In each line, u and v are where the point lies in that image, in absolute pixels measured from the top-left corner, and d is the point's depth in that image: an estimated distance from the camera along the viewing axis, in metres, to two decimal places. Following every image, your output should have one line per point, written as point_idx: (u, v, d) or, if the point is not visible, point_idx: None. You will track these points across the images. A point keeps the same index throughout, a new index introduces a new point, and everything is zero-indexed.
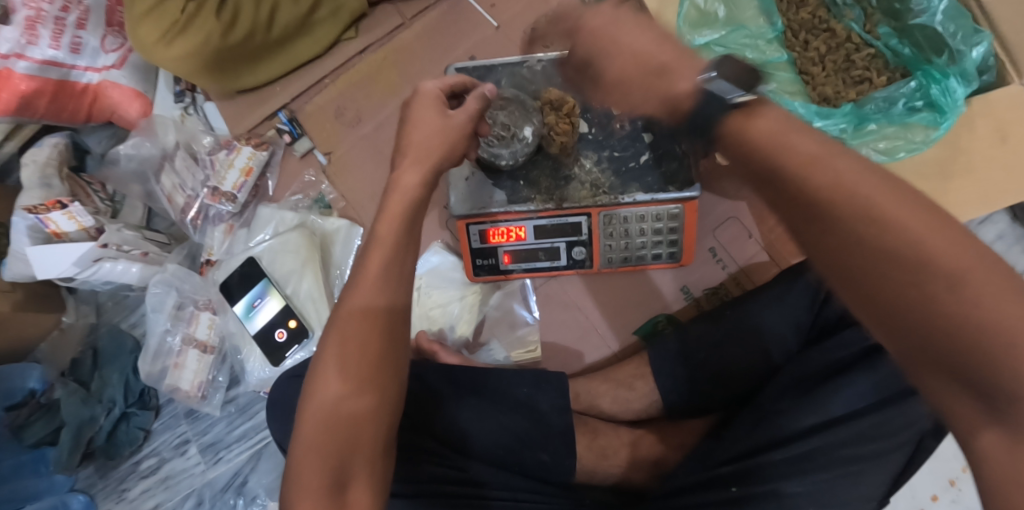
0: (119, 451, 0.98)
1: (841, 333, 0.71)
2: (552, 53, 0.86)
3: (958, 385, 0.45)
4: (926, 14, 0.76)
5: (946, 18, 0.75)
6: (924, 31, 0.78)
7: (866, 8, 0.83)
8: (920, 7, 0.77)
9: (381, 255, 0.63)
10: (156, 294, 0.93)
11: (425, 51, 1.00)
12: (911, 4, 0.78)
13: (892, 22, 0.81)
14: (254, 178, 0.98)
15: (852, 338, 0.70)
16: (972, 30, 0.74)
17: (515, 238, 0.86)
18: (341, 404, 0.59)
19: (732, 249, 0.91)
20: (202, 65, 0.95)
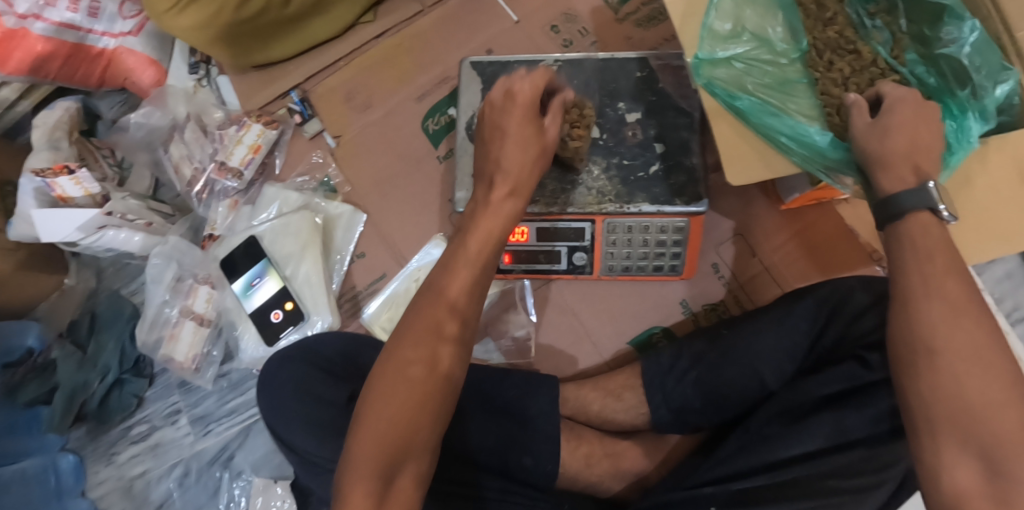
0: (111, 416, 0.99)
1: (840, 366, 0.70)
2: (569, 55, 0.88)
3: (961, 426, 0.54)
4: (957, 44, 0.74)
5: (975, 50, 0.72)
6: (949, 62, 0.75)
7: (896, 32, 0.80)
8: (949, 36, 0.74)
9: (466, 271, 0.62)
10: (156, 265, 0.94)
11: (442, 40, 1.00)
12: (941, 32, 0.75)
13: (920, 48, 0.78)
14: (262, 156, 0.97)
15: (847, 373, 0.69)
16: (999, 66, 0.71)
17: (516, 238, 0.86)
18: (389, 390, 0.58)
19: (734, 266, 0.90)
20: (215, 36, 0.94)
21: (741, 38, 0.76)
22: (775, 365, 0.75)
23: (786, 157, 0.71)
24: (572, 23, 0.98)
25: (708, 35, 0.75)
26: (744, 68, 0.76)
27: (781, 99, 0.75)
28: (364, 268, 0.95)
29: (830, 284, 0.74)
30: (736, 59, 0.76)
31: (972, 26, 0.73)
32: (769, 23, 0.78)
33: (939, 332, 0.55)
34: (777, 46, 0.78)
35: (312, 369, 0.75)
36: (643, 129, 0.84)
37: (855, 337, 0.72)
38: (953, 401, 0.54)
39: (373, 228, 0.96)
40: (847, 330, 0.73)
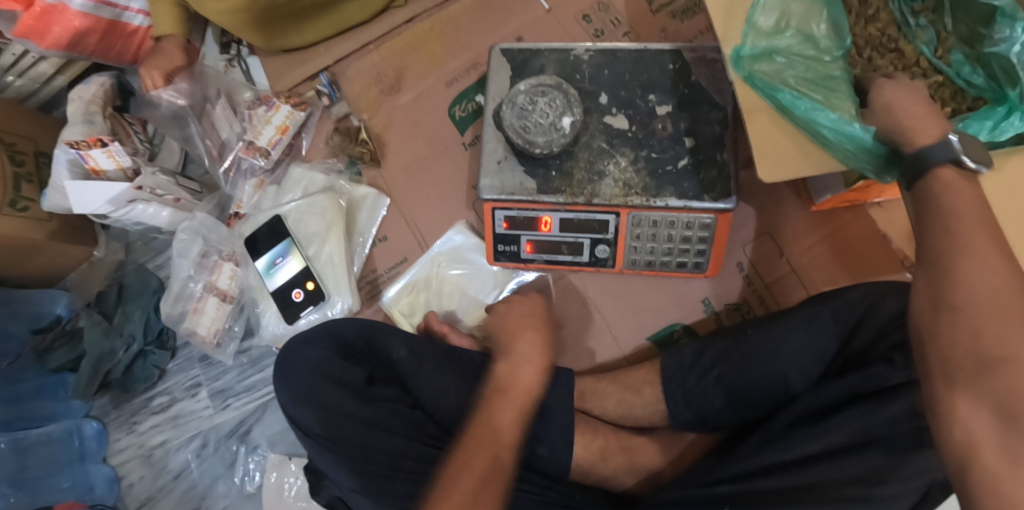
0: (134, 386, 1.01)
1: (869, 369, 0.68)
2: (601, 44, 0.85)
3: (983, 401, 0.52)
4: (1008, 42, 0.72)
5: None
6: (999, 61, 0.74)
7: (941, 31, 0.79)
8: (1000, 34, 0.72)
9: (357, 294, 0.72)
10: (182, 240, 0.95)
11: (473, 26, 1.00)
12: (993, 30, 0.73)
13: (967, 48, 0.77)
14: (290, 137, 0.99)
15: (874, 374, 0.67)
16: None
17: (540, 227, 0.85)
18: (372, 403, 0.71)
19: (760, 266, 0.88)
20: (249, 21, 0.95)
21: (784, 33, 0.74)
22: (801, 367, 0.72)
23: (827, 151, 0.70)
24: (606, 12, 0.97)
25: (751, 31, 0.73)
26: (786, 64, 0.73)
27: (824, 96, 0.72)
28: (387, 252, 0.95)
29: (858, 288, 0.72)
30: (779, 53, 0.73)
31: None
32: (813, 19, 0.75)
33: (962, 288, 0.55)
34: (819, 43, 0.75)
35: (327, 351, 0.75)
36: (675, 122, 0.83)
37: (885, 342, 0.69)
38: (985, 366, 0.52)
39: (396, 212, 0.96)
40: (878, 335, 0.70)
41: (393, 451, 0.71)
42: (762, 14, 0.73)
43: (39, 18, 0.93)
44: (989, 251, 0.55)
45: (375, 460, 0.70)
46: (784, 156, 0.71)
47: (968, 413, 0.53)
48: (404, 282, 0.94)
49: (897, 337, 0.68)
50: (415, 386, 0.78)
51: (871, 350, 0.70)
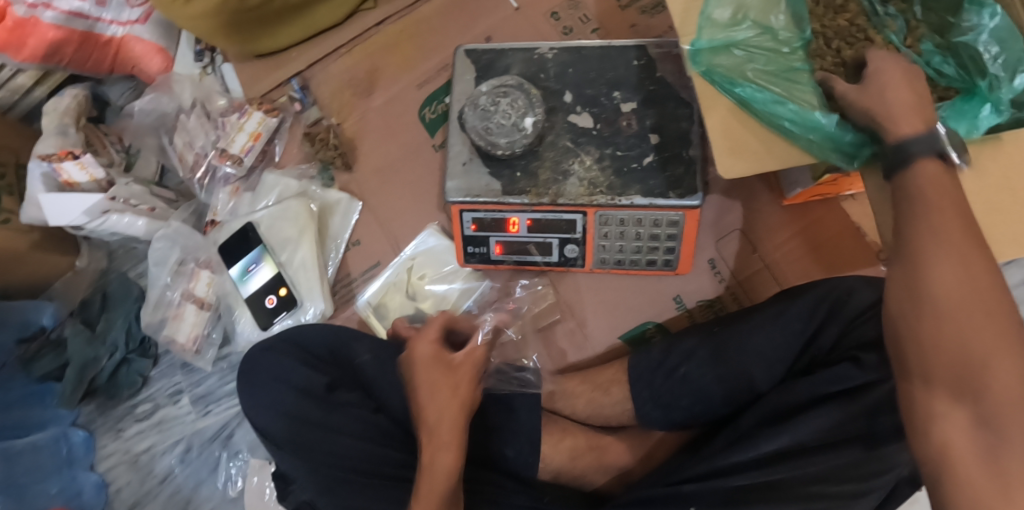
0: (118, 393, 1.02)
1: (836, 366, 0.66)
2: (564, 41, 0.84)
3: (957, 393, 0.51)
4: (975, 32, 0.71)
5: (991, 39, 0.71)
6: (969, 52, 0.71)
7: (910, 20, 0.76)
8: (968, 22, 0.72)
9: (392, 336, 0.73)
10: (159, 248, 0.96)
11: (444, 26, 0.99)
12: (962, 17, 0.72)
13: (937, 37, 0.74)
14: (262, 143, 0.99)
15: (841, 374, 0.65)
16: (1017, 57, 0.69)
17: (506, 228, 0.85)
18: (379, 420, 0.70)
19: (733, 262, 0.88)
20: (220, 25, 0.95)
21: (741, 26, 0.73)
22: (767, 364, 0.71)
23: (792, 144, 0.69)
24: (575, 9, 0.96)
25: (706, 25, 0.72)
26: (744, 56, 0.72)
27: (784, 88, 0.71)
28: (360, 257, 0.96)
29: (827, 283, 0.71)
30: (737, 47, 0.73)
31: (992, 13, 0.71)
32: (773, 12, 0.74)
33: (939, 296, 0.52)
34: (780, 34, 0.73)
35: (294, 360, 0.76)
36: (640, 119, 0.82)
37: (854, 340, 0.68)
38: (966, 358, 0.50)
39: (369, 216, 0.96)
40: (845, 331, 0.69)
41: (368, 459, 0.73)
42: (718, 8, 0.72)
43: (13, 30, 0.95)
44: (968, 255, 0.52)
45: (346, 466, 0.72)
46: (745, 147, 0.71)
47: (945, 425, 0.51)
48: (377, 286, 0.94)
49: (868, 335, 0.67)
50: (378, 391, 0.78)
51: (840, 349, 0.69)
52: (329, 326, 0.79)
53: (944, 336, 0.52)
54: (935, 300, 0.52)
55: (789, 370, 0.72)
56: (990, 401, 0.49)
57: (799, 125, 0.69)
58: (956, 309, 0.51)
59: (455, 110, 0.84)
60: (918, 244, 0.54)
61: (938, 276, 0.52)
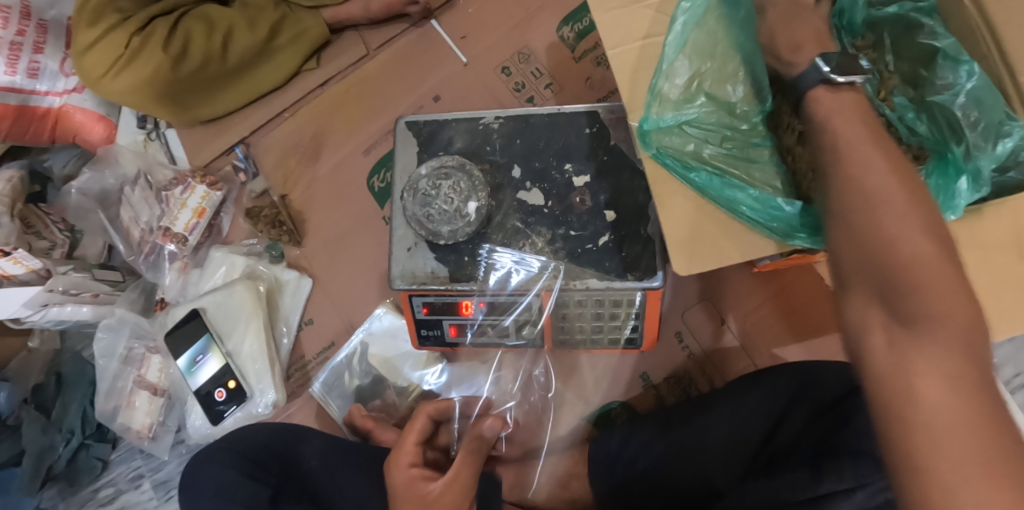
0: (78, 479, 0.99)
1: (787, 474, 0.62)
2: (509, 109, 0.78)
3: (886, 312, 0.46)
4: (951, 91, 0.65)
5: (968, 101, 0.63)
6: (943, 110, 0.66)
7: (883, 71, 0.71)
8: (943, 81, 0.65)
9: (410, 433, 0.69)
10: (103, 339, 0.92)
11: (390, 85, 0.94)
12: (937, 75, 0.66)
13: (909, 90, 0.69)
14: (207, 219, 0.94)
15: (802, 485, 0.60)
16: (999, 119, 0.61)
17: (458, 312, 0.79)
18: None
19: (700, 334, 0.82)
20: (154, 96, 0.91)
21: (693, 101, 0.61)
22: (726, 464, 0.68)
23: (754, 235, 0.57)
24: (525, 63, 0.91)
25: (654, 101, 0.60)
26: (698, 136, 0.61)
27: (743, 170, 0.61)
28: (314, 336, 0.91)
29: (784, 372, 0.67)
30: (690, 125, 0.61)
31: (970, 71, 0.63)
32: (730, 74, 0.62)
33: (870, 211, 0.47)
34: (736, 108, 0.62)
35: (236, 471, 0.67)
36: (593, 193, 0.75)
37: (811, 441, 0.64)
38: (897, 281, 0.45)
39: (321, 293, 0.92)
40: (804, 430, 0.65)
41: None
42: (667, 78, 0.61)
43: None
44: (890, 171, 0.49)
45: None
46: (722, 247, 0.58)
47: None
48: (330, 369, 0.89)
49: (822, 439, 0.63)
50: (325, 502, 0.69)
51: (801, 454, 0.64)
52: (274, 427, 0.73)
53: (871, 245, 0.47)
54: (864, 221, 0.47)
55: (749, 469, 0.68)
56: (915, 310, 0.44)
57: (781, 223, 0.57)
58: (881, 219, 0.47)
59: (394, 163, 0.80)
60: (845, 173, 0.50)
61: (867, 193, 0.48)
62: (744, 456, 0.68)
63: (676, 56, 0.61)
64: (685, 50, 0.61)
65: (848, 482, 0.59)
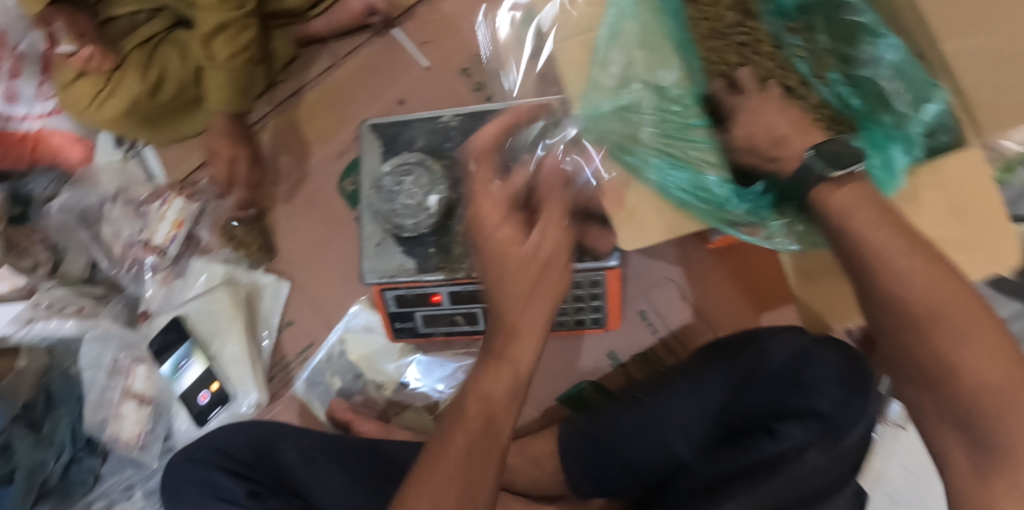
0: (70, 493, 1.01)
1: (746, 438, 0.62)
2: (467, 107, 0.82)
3: (960, 432, 0.55)
4: (874, 65, 0.65)
5: (893, 73, 0.64)
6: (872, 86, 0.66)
7: (818, 49, 0.68)
8: (867, 54, 0.66)
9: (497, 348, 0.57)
10: (90, 351, 0.95)
11: (357, 92, 0.97)
12: (861, 49, 0.66)
13: (845, 66, 0.67)
14: (185, 230, 0.97)
15: (756, 444, 0.60)
16: (926, 84, 0.63)
17: (428, 302, 0.83)
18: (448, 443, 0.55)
19: (664, 312, 0.85)
20: (143, 116, 0.93)
21: (630, 85, 0.65)
22: (686, 434, 0.68)
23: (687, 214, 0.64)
24: (485, 64, 0.95)
25: (592, 88, 0.66)
26: (635, 117, 0.65)
27: (675, 146, 0.64)
28: (294, 338, 0.94)
29: (738, 349, 0.69)
30: (628, 108, 0.66)
31: (889, 43, 0.64)
32: (664, 60, 0.67)
33: (925, 313, 0.55)
34: (670, 91, 0.66)
35: (220, 470, 0.70)
36: None
37: (767, 407, 0.64)
38: (963, 398, 0.54)
39: (299, 295, 0.95)
40: (757, 397, 0.65)
41: None
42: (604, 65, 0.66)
43: None
44: (929, 260, 0.56)
45: None
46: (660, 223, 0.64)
47: None
48: (312, 367, 0.93)
49: (778, 406, 0.62)
50: (309, 493, 0.72)
51: (755, 417, 0.64)
52: (257, 424, 0.75)
53: (941, 368, 0.55)
54: (925, 341, 0.56)
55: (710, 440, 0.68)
56: (992, 435, 0.53)
57: (713, 202, 0.63)
58: (935, 330, 0.55)
59: (363, 167, 0.82)
60: (891, 262, 0.56)
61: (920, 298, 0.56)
62: (706, 431, 0.68)
63: (611, 47, 0.66)
64: (619, 40, 0.66)
65: (801, 438, 0.58)
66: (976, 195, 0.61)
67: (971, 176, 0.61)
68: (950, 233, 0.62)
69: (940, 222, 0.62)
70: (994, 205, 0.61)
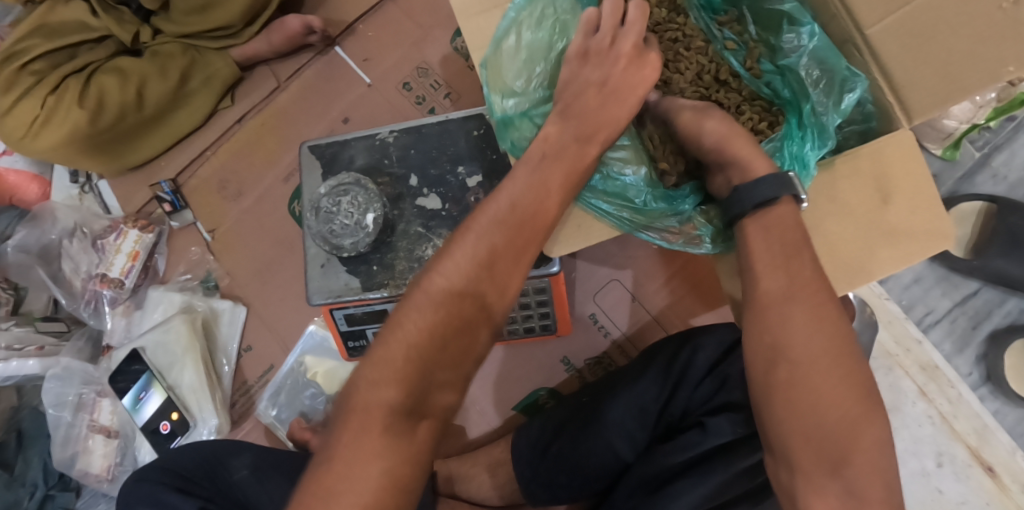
0: None
1: (681, 435, 0.63)
2: (402, 123, 0.83)
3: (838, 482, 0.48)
4: (796, 54, 0.68)
5: (811, 61, 0.67)
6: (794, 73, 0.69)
7: (748, 42, 0.74)
8: (789, 44, 0.69)
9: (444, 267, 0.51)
10: (51, 389, 0.94)
11: (302, 113, 0.98)
12: (783, 40, 0.70)
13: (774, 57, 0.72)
14: (142, 261, 0.97)
15: (688, 441, 0.62)
16: (844, 74, 0.64)
17: (379, 319, 0.83)
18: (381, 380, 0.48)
19: (614, 315, 0.86)
20: (83, 149, 0.94)
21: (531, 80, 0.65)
22: (628, 436, 0.67)
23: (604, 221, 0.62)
24: (425, 77, 0.95)
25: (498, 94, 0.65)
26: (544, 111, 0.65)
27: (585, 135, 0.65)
28: (254, 361, 0.95)
29: (672, 348, 0.70)
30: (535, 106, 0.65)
31: (812, 32, 0.66)
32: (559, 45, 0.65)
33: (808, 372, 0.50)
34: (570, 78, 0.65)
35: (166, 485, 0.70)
36: (487, 192, 0.80)
37: (700, 403, 0.65)
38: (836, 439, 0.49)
39: (257, 319, 0.96)
40: (692, 394, 0.66)
41: None
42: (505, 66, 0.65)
43: None
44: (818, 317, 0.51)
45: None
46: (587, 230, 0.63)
47: None
48: (273, 390, 0.93)
49: (710, 401, 0.64)
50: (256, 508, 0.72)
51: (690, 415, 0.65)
52: (210, 444, 0.75)
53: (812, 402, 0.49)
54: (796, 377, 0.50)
55: (652, 438, 0.68)
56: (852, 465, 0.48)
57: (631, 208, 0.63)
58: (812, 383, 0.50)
59: (303, 188, 0.82)
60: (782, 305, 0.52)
61: (799, 359, 0.51)
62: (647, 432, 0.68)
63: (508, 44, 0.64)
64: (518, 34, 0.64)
65: (734, 431, 0.59)
66: (900, 177, 0.60)
67: (901, 156, 0.60)
68: (873, 220, 0.60)
69: (864, 209, 0.61)
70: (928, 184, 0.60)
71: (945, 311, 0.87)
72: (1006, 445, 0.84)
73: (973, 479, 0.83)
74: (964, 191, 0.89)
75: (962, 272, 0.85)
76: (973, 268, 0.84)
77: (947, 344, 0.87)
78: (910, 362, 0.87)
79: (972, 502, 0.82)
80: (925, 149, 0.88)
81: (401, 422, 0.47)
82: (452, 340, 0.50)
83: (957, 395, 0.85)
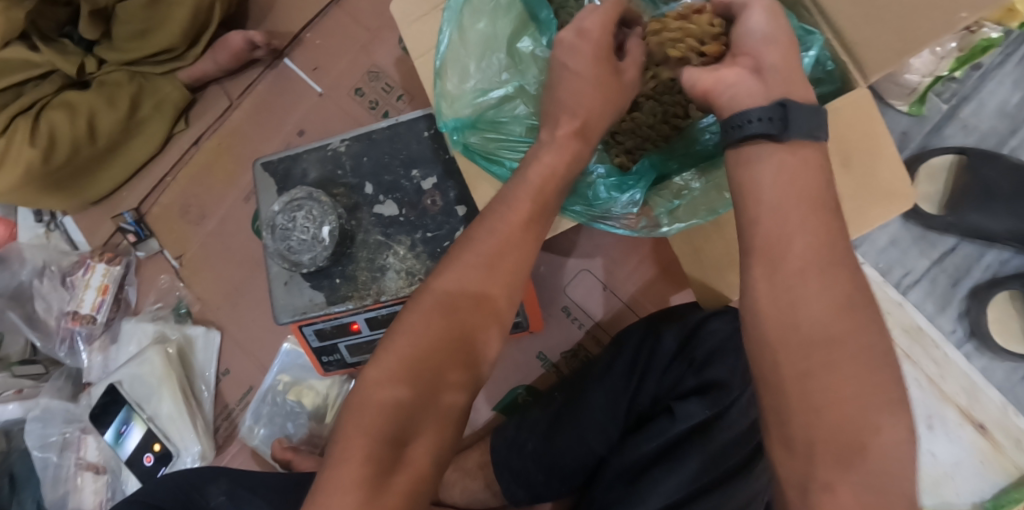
0: None
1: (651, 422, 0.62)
2: (352, 132, 0.81)
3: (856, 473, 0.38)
4: None
5: None
6: None
7: None
8: None
9: (453, 272, 0.53)
10: (34, 431, 0.94)
11: (256, 131, 0.97)
12: None
13: None
14: (112, 294, 0.96)
15: (658, 428, 0.61)
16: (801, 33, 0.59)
17: (348, 332, 0.81)
18: (384, 386, 0.49)
19: (588, 305, 0.84)
20: (41, 189, 0.93)
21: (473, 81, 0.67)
22: (602, 430, 0.67)
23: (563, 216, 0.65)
24: (376, 81, 0.93)
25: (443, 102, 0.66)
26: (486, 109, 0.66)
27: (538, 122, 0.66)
28: (233, 385, 0.94)
29: (638, 335, 0.70)
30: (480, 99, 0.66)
31: None
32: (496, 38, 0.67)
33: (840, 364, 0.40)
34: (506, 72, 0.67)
35: None
36: (443, 193, 0.78)
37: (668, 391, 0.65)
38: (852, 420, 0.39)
39: (232, 342, 0.95)
40: (659, 382, 0.66)
41: None
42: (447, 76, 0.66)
43: None
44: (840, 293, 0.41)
45: None
46: None
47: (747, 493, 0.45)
48: (253, 411, 0.92)
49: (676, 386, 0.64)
50: None
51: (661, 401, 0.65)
52: (186, 473, 0.74)
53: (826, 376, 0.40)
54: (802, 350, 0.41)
55: (624, 430, 0.67)
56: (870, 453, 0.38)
57: (587, 200, 0.64)
58: (837, 376, 0.40)
59: (261, 203, 0.81)
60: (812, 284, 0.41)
61: (817, 340, 0.40)
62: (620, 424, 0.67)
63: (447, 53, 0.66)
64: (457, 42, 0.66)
65: (705, 411, 0.59)
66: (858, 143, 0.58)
67: (864, 114, 0.58)
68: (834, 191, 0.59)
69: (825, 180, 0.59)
70: (890, 144, 0.58)
71: (929, 270, 0.85)
72: (997, 402, 0.82)
73: (964, 439, 0.82)
74: (935, 145, 0.86)
75: (936, 229, 0.83)
76: (948, 224, 0.82)
77: (930, 304, 0.85)
78: (893, 328, 0.85)
79: (965, 463, 0.82)
80: (892, 105, 0.86)
81: (380, 450, 0.47)
82: (449, 350, 0.51)
83: (943, 356, 0.84)
